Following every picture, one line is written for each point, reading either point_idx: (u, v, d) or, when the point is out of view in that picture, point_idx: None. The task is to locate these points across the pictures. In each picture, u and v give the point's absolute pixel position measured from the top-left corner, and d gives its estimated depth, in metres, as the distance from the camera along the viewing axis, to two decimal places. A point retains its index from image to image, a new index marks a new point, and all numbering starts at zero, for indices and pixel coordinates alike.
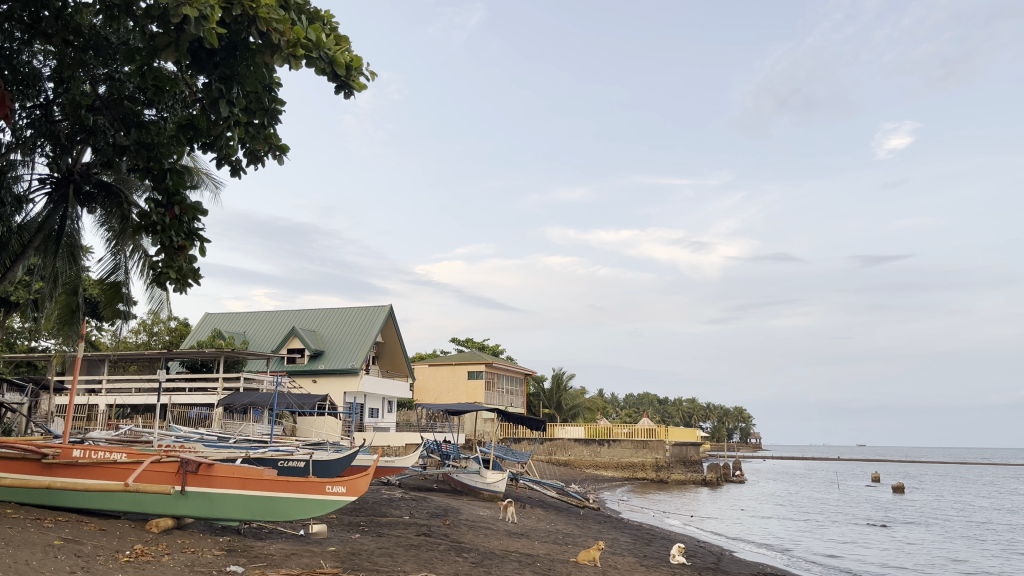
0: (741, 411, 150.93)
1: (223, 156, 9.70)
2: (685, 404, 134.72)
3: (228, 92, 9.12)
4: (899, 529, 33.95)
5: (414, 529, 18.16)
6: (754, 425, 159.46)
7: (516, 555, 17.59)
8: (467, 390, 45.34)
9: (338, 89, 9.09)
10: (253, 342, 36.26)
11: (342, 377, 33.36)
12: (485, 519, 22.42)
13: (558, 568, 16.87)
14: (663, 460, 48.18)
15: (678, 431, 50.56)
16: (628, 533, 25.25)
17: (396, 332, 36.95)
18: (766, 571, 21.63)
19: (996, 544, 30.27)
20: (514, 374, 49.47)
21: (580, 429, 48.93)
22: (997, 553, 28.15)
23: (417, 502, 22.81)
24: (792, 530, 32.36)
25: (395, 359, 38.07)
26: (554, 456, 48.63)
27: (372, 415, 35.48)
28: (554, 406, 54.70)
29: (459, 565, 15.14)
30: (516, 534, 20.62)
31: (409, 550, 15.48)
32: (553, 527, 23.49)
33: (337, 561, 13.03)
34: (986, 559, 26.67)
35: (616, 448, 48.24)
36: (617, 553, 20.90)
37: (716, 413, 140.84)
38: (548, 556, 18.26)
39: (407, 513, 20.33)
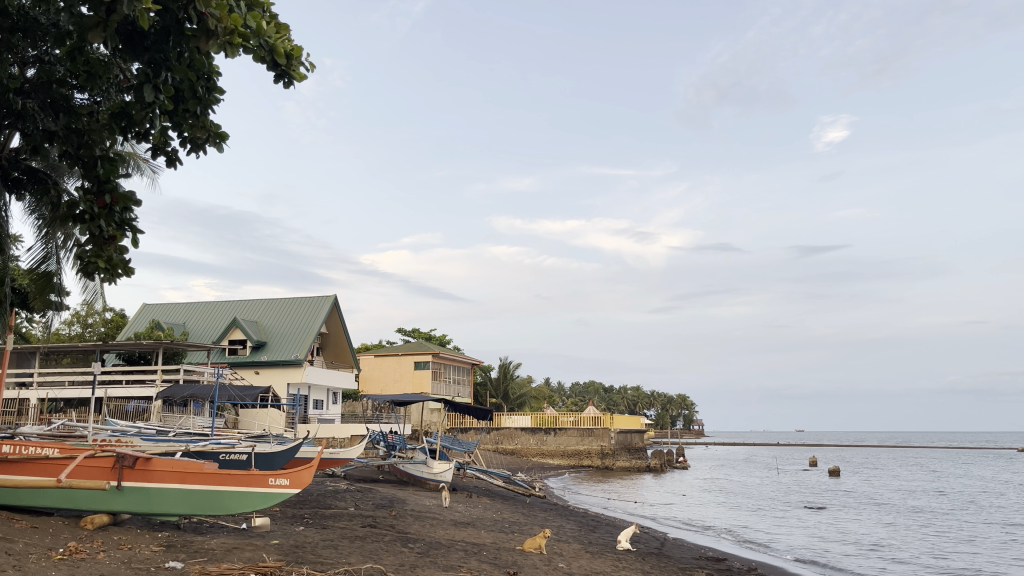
0: (684, 399, 153.68)
1: (158, 144, 9.41)
2: (631, 393, 136.80)
3: (156, 79, 8.77)
4: (836, 512, 34.87)
5: (359, 520, 18.03)
6: (696, 412, 162.75)
7: (462, 544, 17.61)
8: (413, 380, 45.17)
9: (278, 78, 8.92)
10: (193, 333, 35.51)
11: (285, 369, 32.88)
12: (431, 509, 22.38)
13: (504, 556, 16.93)
14: (608, 448, 48.81)
15: (623, 419, 51.27)
16: (574, 520, 25.48)
17: (340, 323, 36.52)
18: (708, 555, 22.05)
19: (928, 526, 31.32)
20: (461, 364, 49.46)
21: (527, 418, 49.07)
22: (928, 534, 29.16)
23: (362, 494, 22.67)
24: (733, 514, 33.12)
25: (339, 350, 37.67)
26: (501, 445, 48.57)
27: (317, 407, 35.08)
28: (501, 395, 54.88)
29: (404, 556, 15.09)
30: (462, 524, 20.65)
31: (354, 542, 15.36)
32: (499, 516, 23.55)
33: (281, 554, 12.85)
34: (919, 540, 27.56)
35: (562, 437, 48.61)
36: (562, 540, 21.09)
37: (660, 401, 143.34)
38: (494, 544, 18.35)
39: (352, 505, 20.18)
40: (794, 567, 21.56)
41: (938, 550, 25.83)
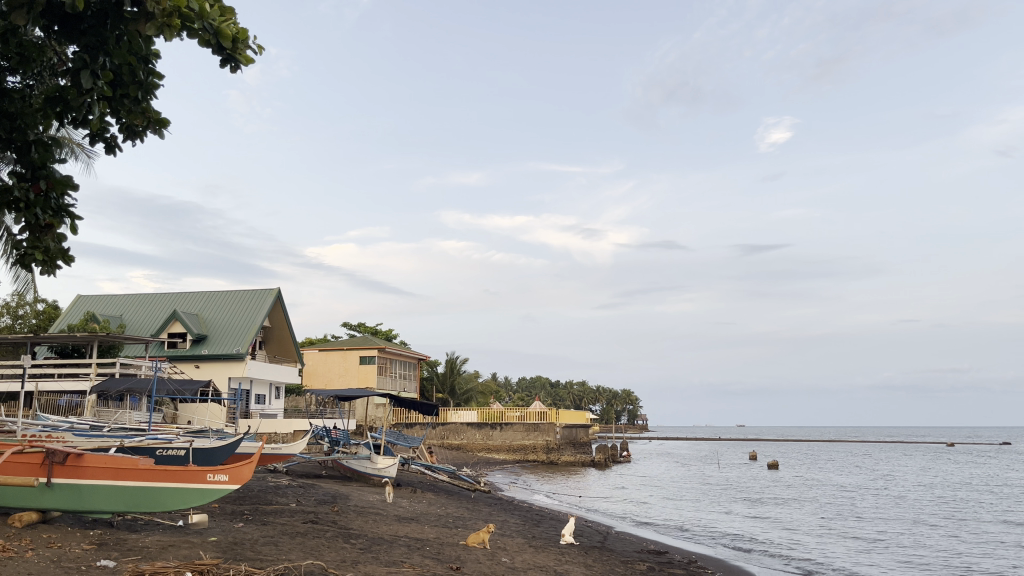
0: (629, 394, 155.41)
1: (95, 131, 9.07)
2: (576, 388, 137.88)
3: (94, 63, 8.46)
4: (774, 505, 35.68)
5: (300, 517, 17.83)
6: (640, 408, 164.76)
7: (405, 540, 17.53)
8: (358, 375, 44.75)
9: (223, 62, 8.67)
10: (130, 326, 34.60)
11: (226, 362, 32.27)
12: (374, 504, 22.21)
13: (447, 551, 16.91)
14: (553, 443, 49.09)
15: (568, 414, 51.63)
16: (517, 515, 25.59)
17: (283, 316, 35.97)
18: (649, 548, 22.37)
19: (861, 518, 32.28)
20: (407, 359, 49.14)
21: (473, 413, 48.98)
22: (860, 526, 30.04)
23: (304, 489, 22.38)
24: (675, 507, 33.61)
25: (282, 344, 37.11)
26: (446, 440, 48.44)
27: (259, 402, 34.50)
28: (447, 390, 54.72)
29: (346, 552, 14.96)
30: (405, 519, 20.56)
31: (294, 538, 15.17)
32: (443, 511, 23.51)
33: (218, 552, 12.62)
34: (852, 532, 28.34)
35: (508, 431, 48.72)
36: (507, 535, 21.18)
37: (605, 396, 144.80)
38: (438, 539, 18.32)
39: (293, 501, 19.94)
40: (730, 559, 22.06)
41: (867, 541, 26.65)
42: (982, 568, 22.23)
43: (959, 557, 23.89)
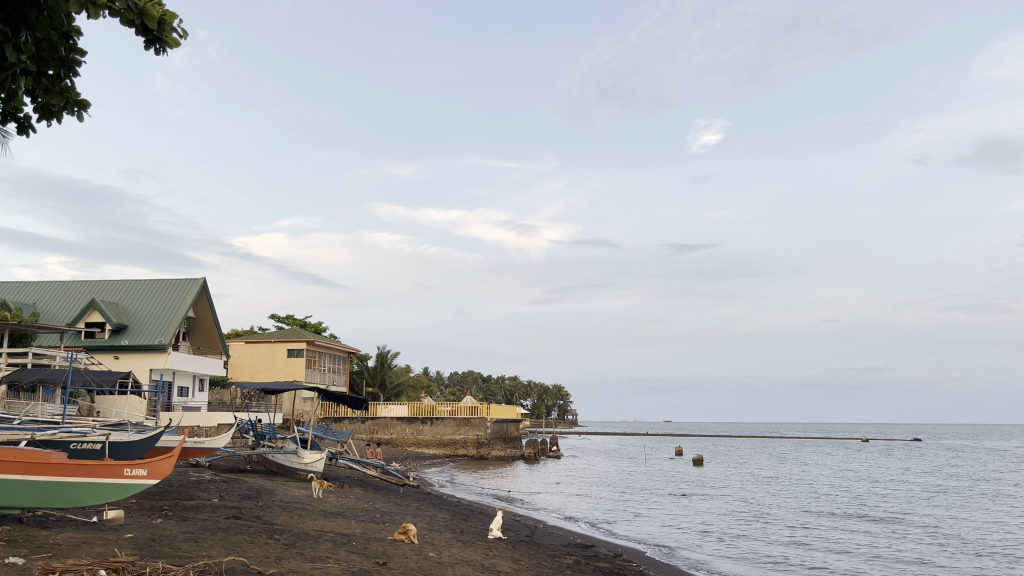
0: (560, 389, 157.22)
1: (9, 110, 8.50)
2: (508, 383, 138.75)
3: (13, 37, 7.97)
4: (699, 499, 36.55)
5: (222, 512, 17.40)
6: (570, 402, 166.61)
7: (331, 535, 17.31)
8: (286, 368, 43.96)
9: (148, 45, 8.06)
10: (44, 315, 33.18)
11: (147, 353, 31.28)
12: (300, 499, 21.88)
13: (373, 547, 16.79)
14: (483, 437, 49.12)
15: (498, 409, 51.79)
16: (446, 510, 25.57)
17: (209, 307, 35.05)
18: (575, 542, 22.57)
19: (781, 512, 33.34)
20: (337, 352, 48.52)
21: (404, 407, 48.59)
22: (778, 519, 31.03)
23: (227, 484, 21.87)
24: (601, 502, 34.07)
25: (207, 335, 36.17)
26: (376, 435, 48.01)
27: (181, 394, 33.55)
28: (377, 384, 54.25)
29: (269, 548, 14.66)
30: (332, 515, 20.30)
31: (216, 534, 14.80)
32: (370, 507, 23.29)
33: (135, 549, 12.22)
34: (771, 525, 29.26)
35: (438, 426, 48.60)
36: (434, 529, 21.15)
37: (536, 391, 146.26)
38: (364, 534, 18.15)
39: (216, 496, 19.47)
40: (653, 552, 22.46)
41: (785, 534, 27.47)
42: (889, 561, 23.16)
43: (871, 549, 24.90)
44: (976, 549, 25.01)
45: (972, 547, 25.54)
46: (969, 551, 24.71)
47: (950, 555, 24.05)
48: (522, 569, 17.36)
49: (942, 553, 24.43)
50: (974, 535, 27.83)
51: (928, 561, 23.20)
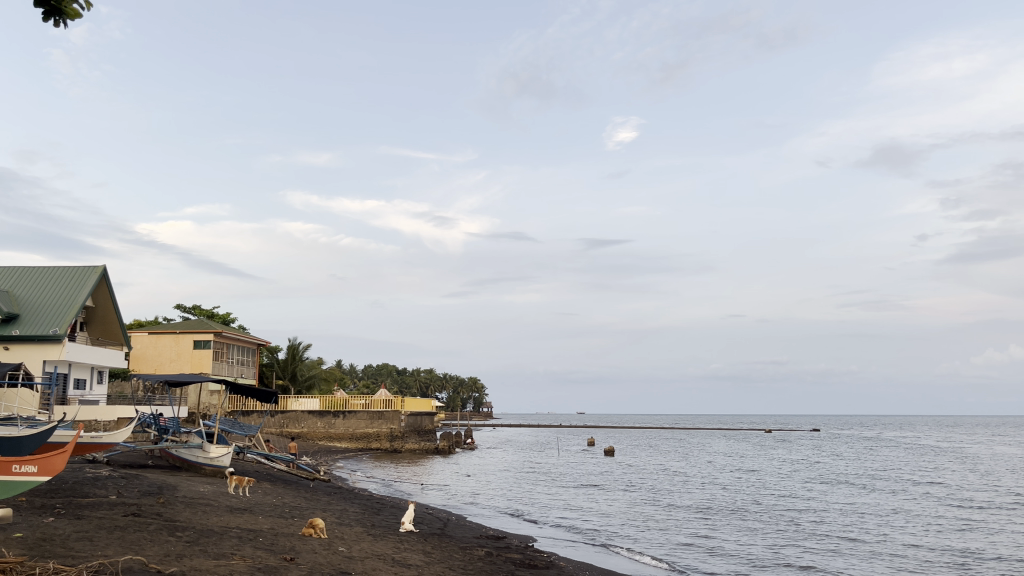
0: (475, 382, 157.50)
1: None
2: (423, 375, 138.18)
3: None
4: (611, 489, 37.21)
5: (121, 510, 16.70)
6: (485, 394, 167.01)
7: (236, 531, 16.86)
8: (191, 360, 42.55)
9: (46, 15, 7.13)
10: None
11: (40, 345, 29.73)
12: (205, 495, 21.23)
13: (282, 542, 16.45)
14: (397, 430, 48.78)
15: (413, 402, 51.49)
16: (358, 504, 25.31)
17: (109, 296, 33.56)
18: (488, 534, 22.64)
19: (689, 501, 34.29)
20: (246, 344, 47.23)
21: (315, 401, 47.69)
22: (687, 508, 31.90)
23: (125, 481, 20.98)
24: (515, 493, 34.33)
25: (107, 326, 34.66)
26: (286, 428, 46.95)
27: (78, 387, 32.03)
28: (288, 376, 53.07)
29: (171, 546, 14.19)
30: (238, 510, 19.77)
31: (112, 532, 14.20)
32: (279, 501, 22.81)
33: (23, 550, 11.60)
34: (680, 514, 30.01)
35: (351, 419, 47.94)
36: (345, 523, 20.88)
37: (451, 383, 146.30)
38: (272, 530, 17.74)
39: (114, 493, 18.69)
40: (567, 543, 22.79)
41: (693, 522, 28.22)
42: (788, 547, 24.13)
43: (772, 536, 25.86)
44: (869, 537, 26.26)
45: (867, 534, 26.77)
46: (863, 538, 25.94)
47: (844, 542, 25.17)
48: (432, 562, 17.31)
49: (840, 540, 25.53)
50: (868, 524, 29.16)
51: (824, 547, 24.27)
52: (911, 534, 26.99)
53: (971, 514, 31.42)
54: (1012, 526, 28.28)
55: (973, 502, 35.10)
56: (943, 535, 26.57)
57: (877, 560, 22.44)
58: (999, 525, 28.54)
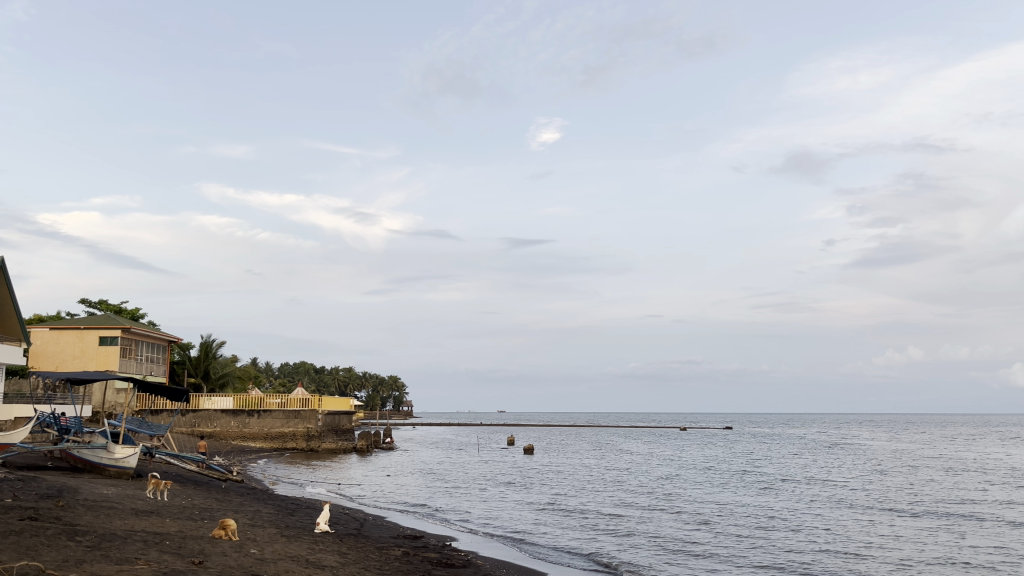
0: (395, 380, 156.23)
1: None
2: (341, 374, 136.38)
3: None
4: (533, 488, 37.47)
5: (17, 514, 15.89)
6: (405, 394, 165.82)
7: (142, 535, 16.23)
8: (97, 358, 40.90)
9: None
10: None
11: None
12: (110, 498, 20.39)
13: (190, 546, 15.92)
14: (314, 430, 47.94)
15: (331, 401, 50.72)
16: (272, 504, 24.74)
17: (7, 290, 31.85)
18: (406, 534, 22.48)
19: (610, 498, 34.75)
20: (156, 341, 45.63)
21: (229, 399, 46.45)
22: (607, 505, 32.27)
23: (22, 483, 20.01)
24: (434, 492, 34.16)
25: (5, 321, 32.94)
26: (198, 428, 45.59)
27: None
28: (200, 374, 51.55)
29: (70, 551, 13.56)
30: (144, 513, 19.06)
31: (8, 538, 13.47)
32: (188, 503, 22.10)
33: None
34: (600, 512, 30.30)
35: (266, 418, 46.83)
36: (258, 525, 20.38)
37: (371, 381, 144.86)
38: (180, 533, 17.17)
39: (10, 496, 17.73)
40: (484, 541, 22.87)
41: (609, 518, 28.64)
42: (702, 542, 24.74)
43: (689, 533, 26.33)
44: (783, 534, 26.86)
45: (781, 531, 27.40)
46: (776, 535, 26.53)
47: (755, 537, 25.97)
48: (347, 563, 17.08)
49: (754, 537, 26.09)
50: (783, 520, 29.93)
51: (735, 542, 24.99)
52: (817, 529, 27.98)
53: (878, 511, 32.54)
54: (910, 522, 29.66)
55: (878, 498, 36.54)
56: (847, 531, 27.64)
57: (785, 556, 23.07)
58: (903, 522, 29.62)
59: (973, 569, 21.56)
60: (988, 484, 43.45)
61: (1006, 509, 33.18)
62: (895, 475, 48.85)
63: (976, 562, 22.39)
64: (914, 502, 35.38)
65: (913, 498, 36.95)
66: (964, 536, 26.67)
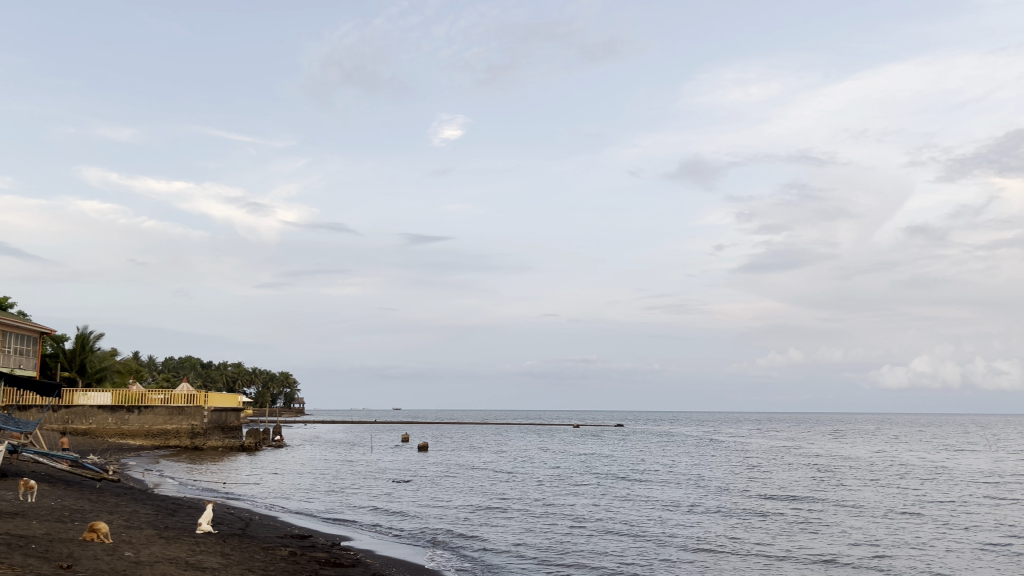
0: (287, 376, 152.37)
1: None
2: (230, 369, 131.98)
3: None
4: (431, 486, 37.10)
5: None
6: (297, 390, 161.82)
7: (5, 538, 15.19)
8: None
9: None
10: None
11: None
12: None
13: (59, 549, 15.00)
14: (199, 427, 46.23)
15: (218, 397, 49.00)
16: (150, 505, 23.58)
17: None
18: (293, 533, 21.83)
19: (507, 496, 34.63)
20: (27, 332, 42.88)
21: (107, 395, 43.99)
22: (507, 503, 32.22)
23: None
24: (323, 491, 33.31)
25: None
26: (71, 425, 42.89)
27: None
28: (75, 368, 48.82)
29: None
30: (8, 515, 17.85)
31: None
32: (58, 504, 20.82)
33: None
34: (502, 510, 30.14)
35: (148, 415, 44.83)
36: (134, 527, 19.38)
37: (260, 378, 140.77)
38: (48, 536, 16.15)
39: None
40: (375, 540, 22.42)
41: (502, 517, 28.54)
42: (593, 540, 24.98)
43: (584, 532, 26.33)
44: (673, 532, 27.14)
45: (671, 529, 27.80)
46: (667, 534, 26.75)
47: (643, 534, 26.37)
48: (230, 564, 16.45)
49: (647, 536, 26.24)
50: (670, 517, 30.58)
51: (625, 539, 25.32)
52: (702, 526, 28.69)
53: (765, 509, 33.41)
54: (789, 519, 30.78)
55: (764, 496, 37.55)
56: (729, 528, 28.44)
57: (675, 554, 23.26)
58: (787, 520, 30.43)
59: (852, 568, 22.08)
60: (861, 482, 45.68)
61: (876, 506, 34.89)
62: (781, 473, 50.50)
63: (854, 561, 22.98)
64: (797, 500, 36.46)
65: (797, 495, 38.23)
66: (841, 535, 27.43)
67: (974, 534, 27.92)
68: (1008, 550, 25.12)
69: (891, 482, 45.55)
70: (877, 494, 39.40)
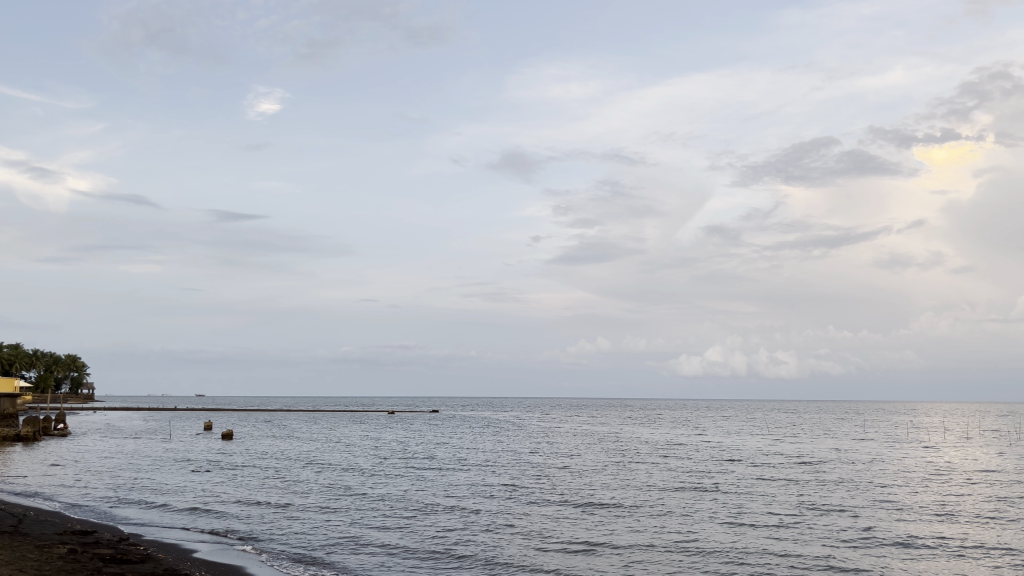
0: (74, 359, 140.10)
1: None
2: (6, 351, 119.49)
3: None
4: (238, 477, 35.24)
5: None
6: (85, 374, 149.20)
7: None
8: None
9: None
10: None
11: None
12: None
13: None
14: None
15: None
16: None
17: None
18: (75, 530, 19.91)
19: (321, 486, 33.47)
20: None
21: None
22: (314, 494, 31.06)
23: None
24: (110, 483, 30.71)
25: None
26: None
27: None
28: None
29: None
30: None
31: None
32: None
33: None
34: (315, 502, 28.95)
35: None
36: None
37: (42, 361, 128.49)
38: None
39: None
40: (169, 534, 20.93)
41: (306, 508, 27.40)
42: (399, 531, 24.47)
43: (399, 524, 25.72)
44: (479, 522, 27.13)
45: (477, 518, 27.79)
46: (476, 524, 26.65)
47: (449, 525, 26.13)
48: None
49: (468, 527, 25.96)
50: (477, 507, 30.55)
51: (432, 530, 25.01)
52: (507, 514, 28.93)
53: (566, 496, 34.15)
54: (589, 505, 31.67)
55: (569, 484, 38.45)
56: (532, 515, 28.79)
57: (499, 546, 23.07)
58: (588, 507, 31.28)
59: (661, 557, 22.66)
60: (659, 466, 48.02)
61: (668, 491, 36.69)
62: (593, 458, 52.51)
63: (670, 550, 23.61)
64: (607, 487, 37.73)
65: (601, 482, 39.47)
66: (648, 522, 28.35)
67: (750, 517, 30.01)
68: (786, 533, 26.98)
69: (697, 467, 48.31)
70: (676, 480, 41.49)
